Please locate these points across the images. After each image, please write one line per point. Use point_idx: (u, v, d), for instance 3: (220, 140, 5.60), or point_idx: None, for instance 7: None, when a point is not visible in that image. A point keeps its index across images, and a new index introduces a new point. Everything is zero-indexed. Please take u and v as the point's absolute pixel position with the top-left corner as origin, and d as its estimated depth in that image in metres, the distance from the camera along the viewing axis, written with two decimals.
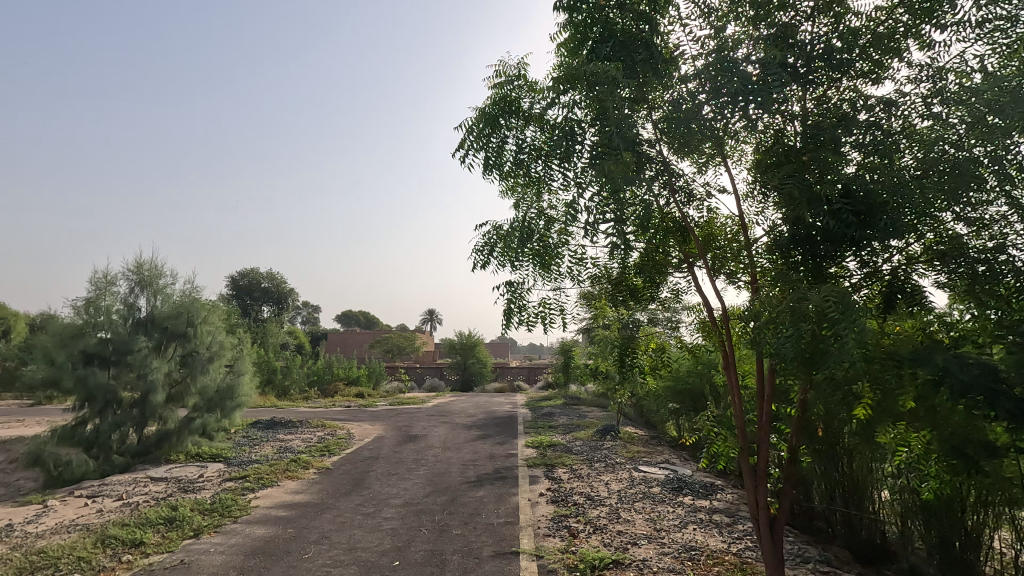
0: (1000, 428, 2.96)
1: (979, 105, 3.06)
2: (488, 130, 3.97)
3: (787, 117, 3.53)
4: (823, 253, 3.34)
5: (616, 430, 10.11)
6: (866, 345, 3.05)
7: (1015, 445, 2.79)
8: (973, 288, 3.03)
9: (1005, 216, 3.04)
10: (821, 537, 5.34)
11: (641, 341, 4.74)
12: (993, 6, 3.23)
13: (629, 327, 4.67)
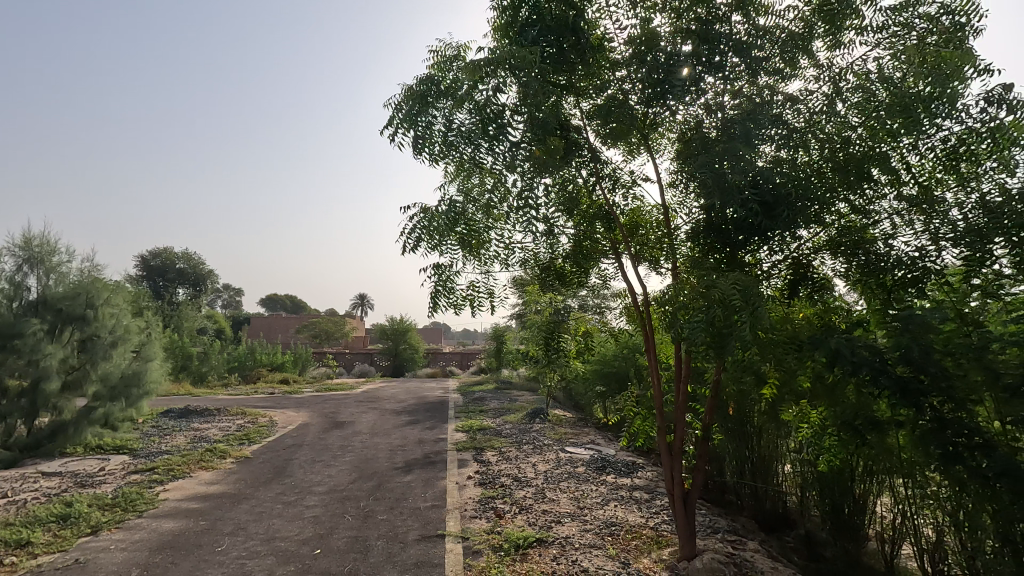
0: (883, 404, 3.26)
1: (875, 107, 3.32)
2: (416, 110, 3.90)
3: (705, 109, 3.69)
4: (740, 242, 3.54)
5: (545, 413, 10.34)
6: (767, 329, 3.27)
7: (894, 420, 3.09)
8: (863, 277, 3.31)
9: (895, 212, 3.31)
10: (730, 508, 5.71)
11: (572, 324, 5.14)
12: (892, 13, 3.50)
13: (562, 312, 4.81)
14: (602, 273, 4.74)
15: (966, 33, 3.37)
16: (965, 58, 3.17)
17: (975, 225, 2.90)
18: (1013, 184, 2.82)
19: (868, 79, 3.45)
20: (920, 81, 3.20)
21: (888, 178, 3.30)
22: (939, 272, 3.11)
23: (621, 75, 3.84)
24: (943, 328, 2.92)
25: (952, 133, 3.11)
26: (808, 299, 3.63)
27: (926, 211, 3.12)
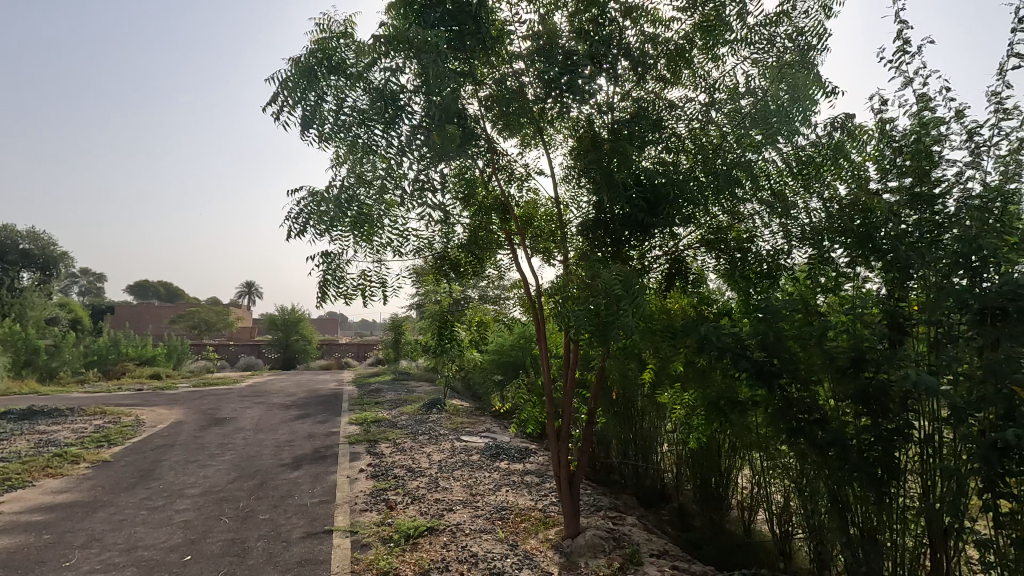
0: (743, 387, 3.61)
1: (741, 115, 3.65)
2: (304, 85, 3.68)
3: (597, 108, 3.85)
4: (626, 238, 3.72)
5: (442, 403, 10.33)
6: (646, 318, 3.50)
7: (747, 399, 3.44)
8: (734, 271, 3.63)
9: (758, 213, 3.66)
10: (615, 487, 6.06)
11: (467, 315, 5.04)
12: (757, 30, 3.85)
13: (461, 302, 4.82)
14: (496, 264, 4.79)
15: (816, 53, 3.80)
16: (816, 78, 3.57)
17: (817, 226, 3.29)
18: (846, 188, 3.21)
19: (737, 89, 3.79)
20: (779, 96, 3.58)
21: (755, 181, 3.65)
22: (792, 267, 3.50)
23: (518, 68, 3.87)
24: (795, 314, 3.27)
25: (805, 141, 3.49)
26: (684, 290, 3.93)
27: (781, 212, 3.49)
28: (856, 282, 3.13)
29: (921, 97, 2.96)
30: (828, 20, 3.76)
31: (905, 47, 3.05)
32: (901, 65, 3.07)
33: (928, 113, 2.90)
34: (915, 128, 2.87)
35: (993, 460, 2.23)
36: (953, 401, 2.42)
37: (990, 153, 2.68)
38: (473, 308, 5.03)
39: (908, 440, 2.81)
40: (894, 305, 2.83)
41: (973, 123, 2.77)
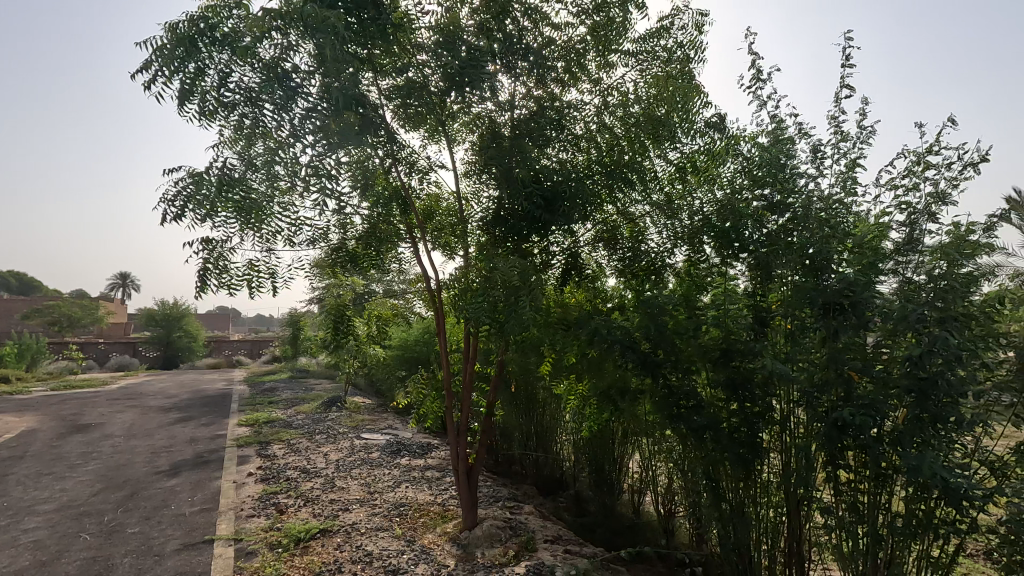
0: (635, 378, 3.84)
1: (632, 119, 3.86)
2: (181, 55, 3.35)
3: (498, 105, 3.89)
4: (528, 235, 3.79)
5: (342, 400, 9.98)
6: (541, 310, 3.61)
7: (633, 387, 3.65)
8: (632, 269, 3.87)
9: (647, 214, 3.88)
10: (516, 477, 6.19)
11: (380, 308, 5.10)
12: (643, 41, 4.10)
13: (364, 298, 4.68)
14: (397, 256, 4.68)
15: (693, 66, 4.12)
16: (695, 91, 3.86)
17: (697, 227, 3.53)
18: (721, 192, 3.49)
19: (627, 95, 3.99)
20: (663, 105, 3.81)
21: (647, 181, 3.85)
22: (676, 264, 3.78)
23: (421, 60, 3.82)
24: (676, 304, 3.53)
25: (689, 148, 3.78)
26: (580, 285, 4.10)
27: (668, 212, 3.74)
28: (728, 279, 3.41)
29: (775, 117, 3.30)
30: (701, 36, 4.09)
31: (758, 75, 3.36)
32: (756, 90, 3.36)
33: (782, 132, 3.22)
34: (771, 145, 3.18)
35: (834, 436, 2.52)
36: (804, 385, 2.70)
37: (833, 169, 3.02)
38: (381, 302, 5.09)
39: (771, 421, 3.10)
40: (760, 302, 3.14)
41: (816, 143, 3.12)
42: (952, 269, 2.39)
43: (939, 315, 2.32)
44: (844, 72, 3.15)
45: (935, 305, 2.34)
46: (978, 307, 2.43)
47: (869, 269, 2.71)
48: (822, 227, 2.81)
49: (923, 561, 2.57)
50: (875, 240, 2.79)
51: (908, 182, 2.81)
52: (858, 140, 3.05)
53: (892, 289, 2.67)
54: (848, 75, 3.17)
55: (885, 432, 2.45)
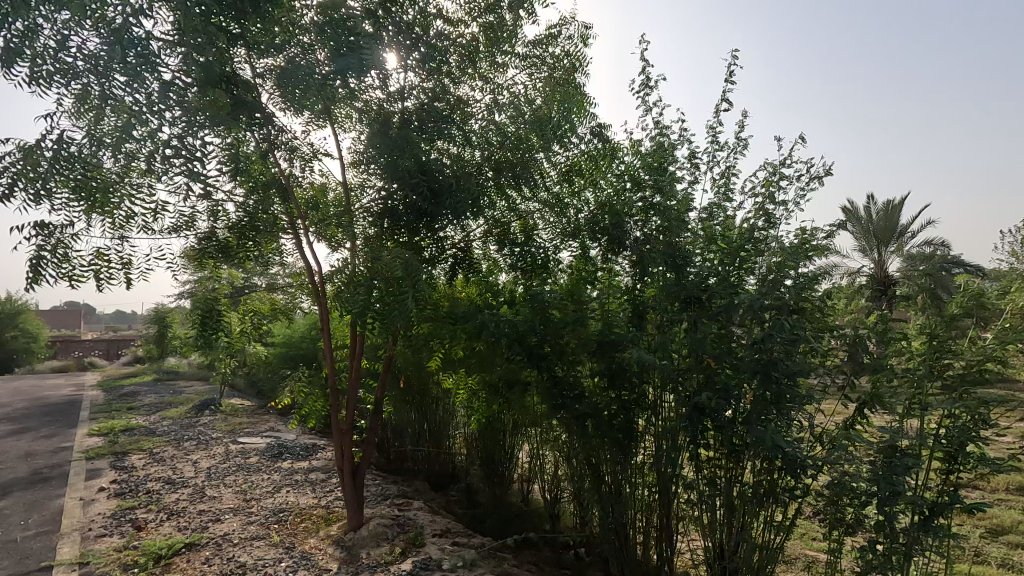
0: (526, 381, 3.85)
1: (520, 119, 3.95)
2: (4, 10, 2.89)
3: (388, 94, 3.80)
4: (413, 227, 3.75)
5: (217, 403, 9.20)
6: (426, 302, 3.58)
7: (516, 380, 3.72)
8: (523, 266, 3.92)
9: (539, 212, 3.98)
10: (408, 475, 6.09)
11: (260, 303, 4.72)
12: (532, 47, 4.21)
13: (242, 293, 4.36)
14: (278, 249, 4.40)
15: (577, 75, 4.31)
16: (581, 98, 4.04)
17: (586, 222, 3.65)
18: (606, 192, 3.62)
19: (515, 96, 4.07)
20: (552, 108, 3.96)
21: (535, 179, 3.93)
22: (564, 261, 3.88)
23: (306, 41, 3.62)
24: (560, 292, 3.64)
25: (574, 150, 3.92)
26: (471, 278, 4.13)
27: (557, 211, 3.86)
28: (613, 275, 3.56)
29: (658, 124, 3.47)
30: (586, 49, 4.31)
31: (646, 81, 3.45)
32: (644, 95, 3.46)
33: (663, 139, 3.44)
34: (654, 149, 3.43)
35: (695, 418, 2.78)
36: (670, 373, 2.94)
37: (708, 175, 3.23)
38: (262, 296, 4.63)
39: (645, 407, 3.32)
40: (636, 296, 3.32)
41: (691, 151, 3.36)
42: (791, 268, 2.74)
43: (776, 305, 2.65)
44: (725, 86, 3.33)
45: (778, 298, 2.65)
46: (812, 302, 2.79)
47: (734, 265, 2.94)
48: (703, 229, 3.16)
49: (768, 525, 2.90)
50: (743, 239, 2.98)
51: (767, 193, 3.10)
52: (733, 150, 3.26)
53: (754, 284, 2.91)
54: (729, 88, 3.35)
55: (738, 413, 2.73)
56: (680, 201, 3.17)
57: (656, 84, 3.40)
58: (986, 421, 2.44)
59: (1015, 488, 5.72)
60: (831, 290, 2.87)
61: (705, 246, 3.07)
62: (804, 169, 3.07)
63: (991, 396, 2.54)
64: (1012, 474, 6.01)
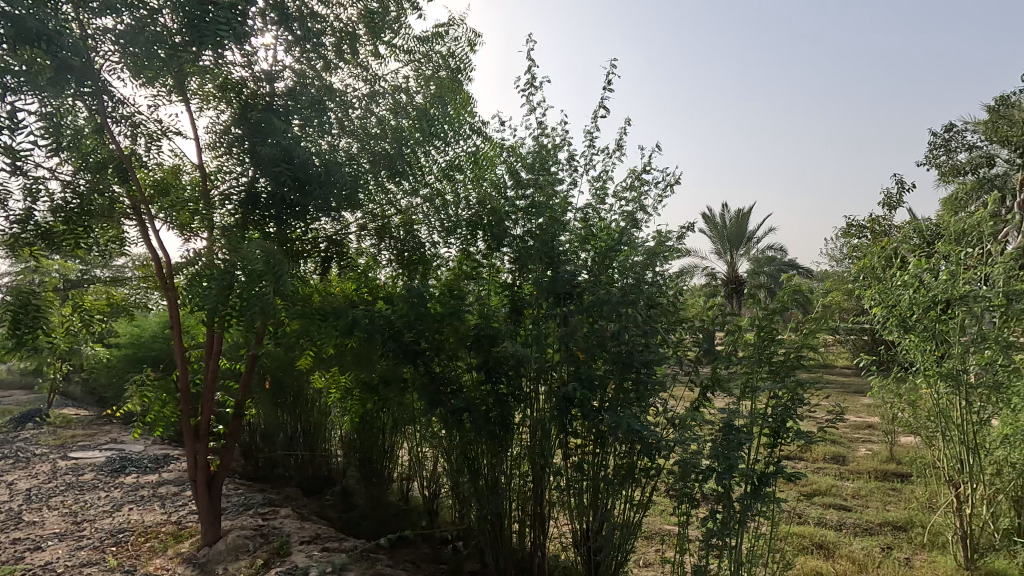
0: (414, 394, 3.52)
1: (402, 112, 3.87)
2: None
3: (252, 72, 3.48)
4: (276, 218, 3.49)
5: (44, 414, 7.93)
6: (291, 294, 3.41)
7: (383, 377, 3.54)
8: (404, 261, 3.81)
9: (418, 206, 3.82)
10: (278, 481, 5.70)
11: (92, 298, 4.08)
12: (416, 41, 4.11)
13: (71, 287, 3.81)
14: (120, 237, 3.87)
15: (460, 77, 4.30)
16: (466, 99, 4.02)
17: (467, 219, 3.49)
18: (486, 190, 3.46)
19: (396, 90, 3.95)
20: (435, 106, 3.90)
21: (420, 177, 3.88)
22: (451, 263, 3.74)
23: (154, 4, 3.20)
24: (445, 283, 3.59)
25: (454, 152, 3.91)
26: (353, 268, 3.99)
27: (440, 208, 3.66)
28: (497, 271, 3.40)
29: (540, 125, 3.40)
30: (471, 55, 4.32)
31: (532, 80, 3.39)
32: (529, 94, 3.37)
33: (546, 140, 3.36)
34: (536, 150, 3.35)
35: (563, 408, 2.91)
36: (540, 364, 3.05)
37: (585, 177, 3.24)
38: (97, 290, 4.10)
39: (523, 402, 3.26)
40: (514, 293, 3.27)
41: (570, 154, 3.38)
42: (650, 267, 2.98)
43: (631, 295, 2.82)
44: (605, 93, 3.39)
45: (639, 293, 2.84)
46: (667, 297, 3.04)
47: (605, 264, 3.06)
48: (579, 228, 3.23)
49: (628, 504, 3.13)
50: (610, 236, 3.12)
51: (632, 197, 3.26)
52: (609, 155, 3.33)
53: (622, 284, 2.95)
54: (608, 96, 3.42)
55: (603, 402, 2.89)
56: (558, 200, 3.19)
57: (541, 85, 3.38)
58: (801, 399, 2.84)
59: (830, 458, 6.74)
60: (683, 287, 3.17)
61: (580, 245, 3.16)
62: (666, 177, 3.26)
63: (805, 379, 2.95)
64: (828, 446, 7.06)
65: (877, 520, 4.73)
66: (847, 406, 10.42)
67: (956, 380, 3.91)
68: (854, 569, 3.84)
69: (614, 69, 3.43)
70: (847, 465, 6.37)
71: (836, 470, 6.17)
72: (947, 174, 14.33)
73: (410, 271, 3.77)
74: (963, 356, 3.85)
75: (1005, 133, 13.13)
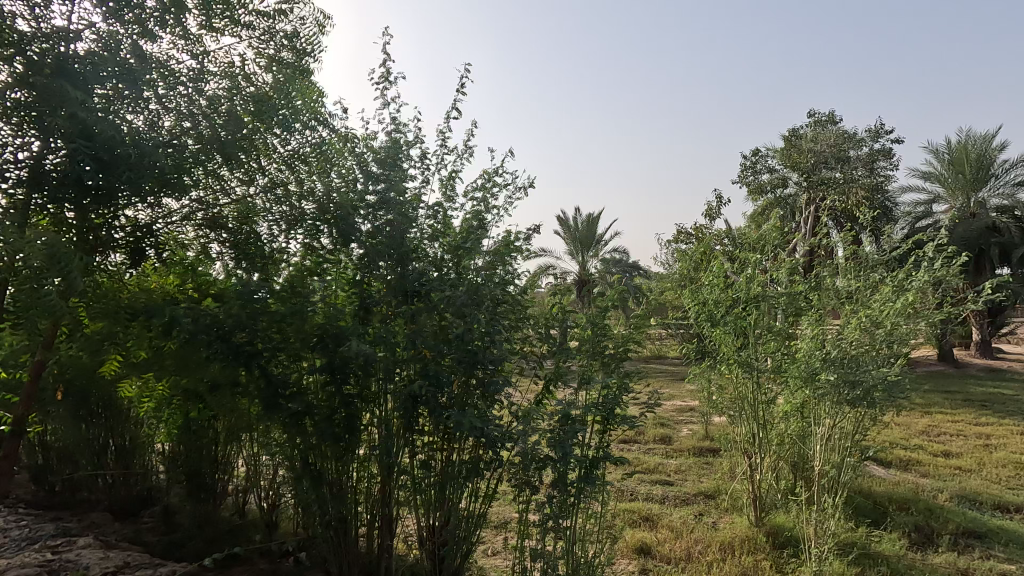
0: (251, 402, 3.18)
1: (239, 92, 3.49)
2: None
3: (38, 30, 2.95)
4: (72, 200, 2.99)
5: None
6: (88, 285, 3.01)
7: (212, 381, 3.09)
8: (239, 253, 3.42)
9: (256, 196, 3.47)
10: (81, 508, 4.90)
11: None
12: (256, 16, 3.77)
13: None
14: None
15: (307, 61, 4.02)
16: (314, 87, 3.77)
17: (313, 214, 3.20)
18: (333, 181, 3.22)
19: (232, 66, 3.56)
20: (276, 92, 3.59)
21: (257, 163, 3.52)
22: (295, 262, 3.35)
23: None
24: (288, 280, 3.16)
25: (296, 142, 3.54)
26: (178, 264, 3.58)
27: (284, 199, 3.33)
28: (346, 267, 3.20)
29: (394, 120, 3.21)
30: (320, 37, 4.08)
31: (386, 75, 3.17)
32: (382, 89, 3.13)
33: (399, 136, 3.22)
34: (388, 145, 3.19)
35: (408, 407, 2.87)
36: (387, 364, 2.91)
37: (436, 175, 3.21)
38: None
39: (368, 402, 3.10)
40: (361, 288, 3.06)
41: (423, 152, 3.28)
42: (498, 269, 3.07)
43: (475, 296, 2.87)
44: (458, 95, 3.34)
45: (483, 294, 2.89)
46: (514, 296, 3.14)
47: (458, 262, 3.05)
48: (431, 226, 3.19)
49: (473, 497, 3.20)
50: (465, 236, 3.11)
51: (480, 196, 3.28)
52: (460, 155, 3.31)
53: (478, 273, 2.98)
54: (460, 98, 3.37)
55: (449, 400, 2.88)
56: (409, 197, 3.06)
57: (397, 80, 3.14)
58: (628, 389, 3.14)
59: (659, 439, 7.57)
60: (527, 285, 3.31)
61: (430, 240, 3.12)
62: (517, 180, 3.24)
63: (631, 371, 3.27)
64: (658, 429, 7.93)
65: (693, 491, 5.43)
66: (674, 393, 11.78)
67: (751, 368, 4.60)
68: (672, 537, 4.36)
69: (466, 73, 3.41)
70: (672, 444, 7.20)
71: (663, 450, 6.94)
72: (754, 191, 16.86)
73: (251, 266, 3.35)
74: (756, 347, 4.58)
75: (797, 159, 15.82)
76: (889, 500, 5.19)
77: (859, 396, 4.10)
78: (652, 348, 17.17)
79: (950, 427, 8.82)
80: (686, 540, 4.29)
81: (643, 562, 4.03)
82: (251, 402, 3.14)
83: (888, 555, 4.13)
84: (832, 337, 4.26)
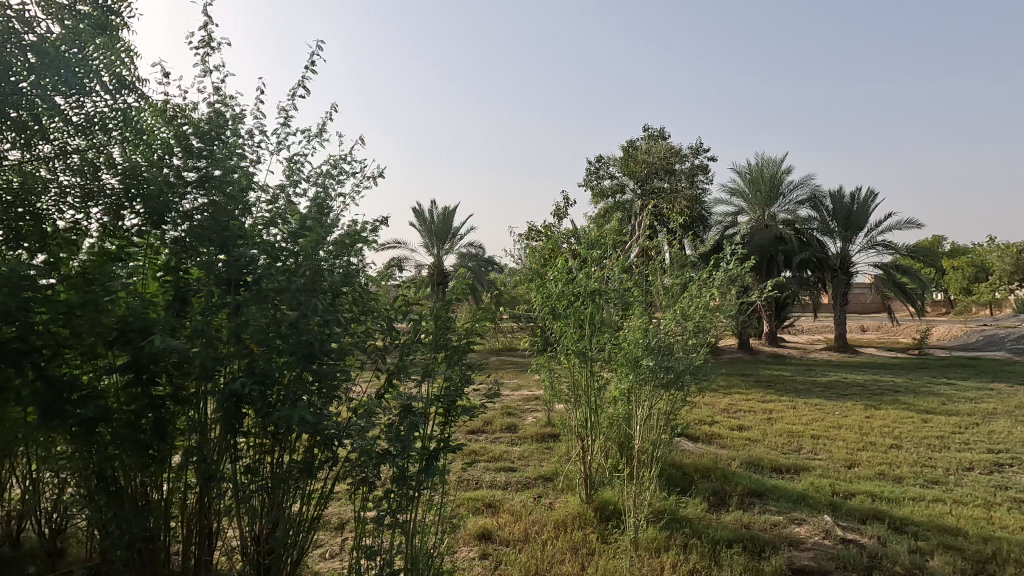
0: (28, 412, 2.57)
1: (17, 43, 2.85)
2: None
3: None
4: None
5: None
6: None
7: None
8: (14, 236, 2.74)
9: (34, 165, 2.84)
10: None
11: None
12: None
13: None
14: None
15: (113, 19, 3.43)
16: (123, 45, 3.22)
17: (114, 189, 2.74)
18: (140, 153, 2.80)
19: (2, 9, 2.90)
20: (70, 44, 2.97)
21: (38, 125, 2.85)
22: (93, 247, 2.79)
23: None
24: (83, 263, 2.63)
25: (92, 106, 2.96)
26: None
27: (79, 170, 2.79)
28: (157, 250, 2.81)
29: (219, 92, 2.87)
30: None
31: (208, 40, 2.81)
32: (203, 55, 2.79)
33: (225, 109, 2.89)
34: (212, 118, 2.85)
35: (230, 407, 2.53)
36: (204, 361, 2.54)
37: (275, 154, 2.92)
38: None
39: (184, 404, 2.65)
40: (176, 277, 2.64)
41: (255, 129, 2.98)
42: (339, 255, 2.87)
43: (312, 285, 2.63)
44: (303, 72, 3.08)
45: (321, 281, 2.66)
46: (358, 287, 3.00)
47: (297, 249, 2.79)
48: (266, 210, 2.94)
49: (302, 497, 3.07)
50: (309, 218, 2.87)
51: (325, 182, 3.07)
52: (306, 137, 3.02)
53: (325, 257, 2.83)
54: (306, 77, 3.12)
55: (278, 397, 2.60)
56: (239, 177, 2.78)
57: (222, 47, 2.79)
58: (468, 382, 3.23)
59: (506, 428, 7.87)
60: (372, 276, 3.19)
61: (266, 224, 2.88)
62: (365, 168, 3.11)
63: (474, 364, 3.34)
64: (505, 419, 8.23)
65: (533, 475, 5.76)
66: (522, 383, 12.31)
67: (586, 358, 4.97)
68: (511, 520, 4.58)
69: (316, 50, 3.15)
70: (517, 432, 7.54)
71: (509, 438, 7.24)
72: (598, 195, 18.27)
73: (31, 249, 2.69)
74: (592, 338, 4.97)
75: (634, 169, 17.64)
76: (695, 470, 6.01)
77: (670, 379, 4.71)
78: (505, 340, 17.83)
79: (745, 404, 10.44)
80: (524, 522, 4.54)
81: (484, 547, 4.18)
82: (29, 412, 2.55)
83: (691, 518, 4.79)
84: (653, 328, 4.76)
